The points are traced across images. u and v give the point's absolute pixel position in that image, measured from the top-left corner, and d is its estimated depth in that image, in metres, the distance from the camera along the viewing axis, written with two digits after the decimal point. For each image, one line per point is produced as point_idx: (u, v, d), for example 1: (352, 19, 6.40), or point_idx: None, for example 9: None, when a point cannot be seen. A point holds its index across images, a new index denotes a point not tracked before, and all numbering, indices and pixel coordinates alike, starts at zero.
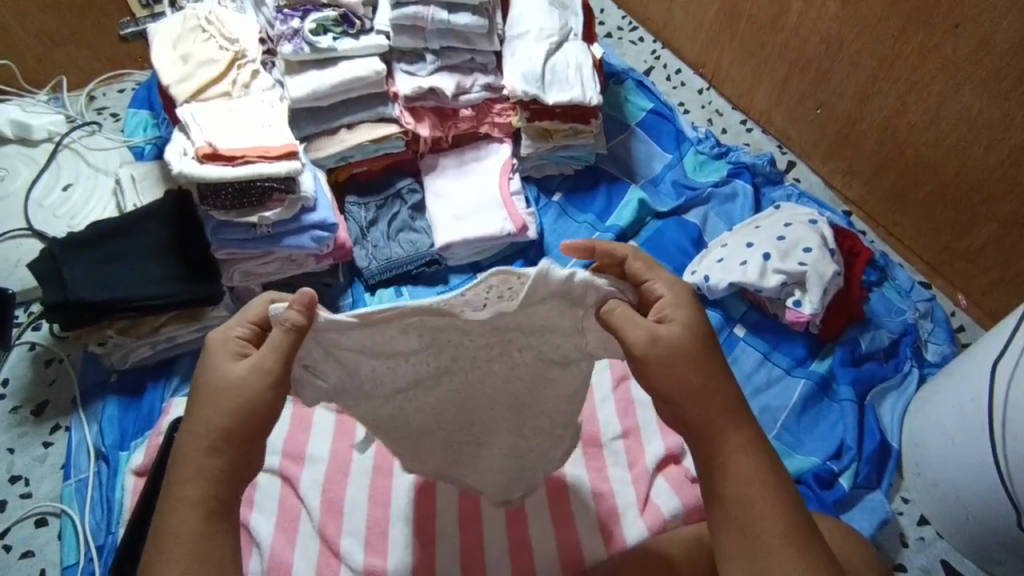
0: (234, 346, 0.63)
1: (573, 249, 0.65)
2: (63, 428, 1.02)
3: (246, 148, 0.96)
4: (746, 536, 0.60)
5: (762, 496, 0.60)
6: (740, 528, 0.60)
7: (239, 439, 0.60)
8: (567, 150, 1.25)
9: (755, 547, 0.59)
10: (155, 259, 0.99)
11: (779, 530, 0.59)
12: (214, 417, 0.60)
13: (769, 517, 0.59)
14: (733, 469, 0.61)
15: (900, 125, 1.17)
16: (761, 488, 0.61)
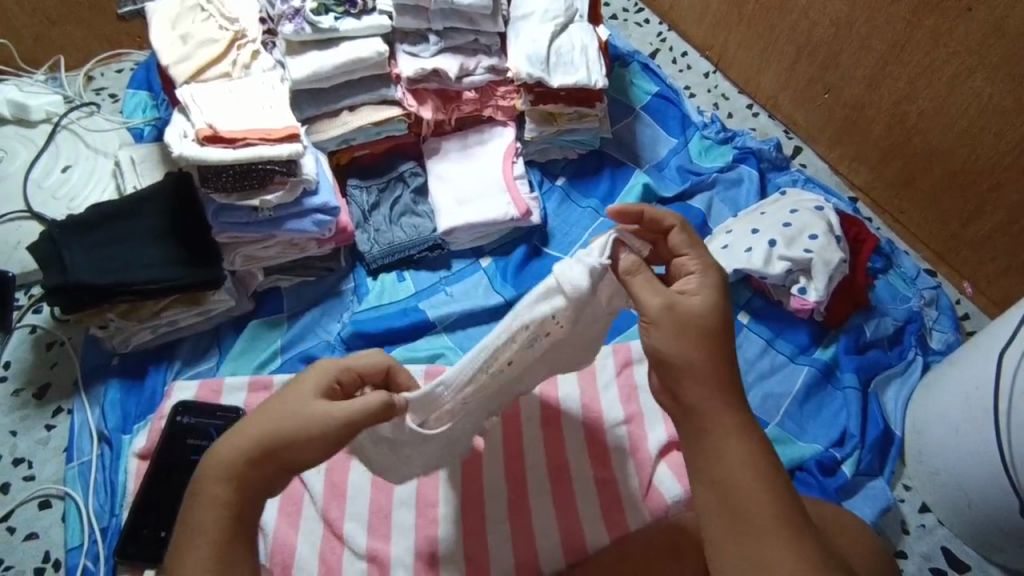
0: (329, 383, 0.67)
1: (623, 214, 0.68)
2: (65, 411, 1.02)
3: (247, 130, 0.94)
4: (736, 521, 0.60)
5: (753, 479, 0.60)
6: (735, 514, 0.60)
7: (275, 464, 0.63)
8: (571, 134, 1.23)
9: (747, 529, 0.59)
10: (156, 243, 0.98)
11: (771, 511, 0.59)
12: (263, 431, 0.62)
13: (763, 498, 0.60)
14: (724, 450, 0.61)
15: (910, 111, 1.16)
16: (754, 470, 0.61)
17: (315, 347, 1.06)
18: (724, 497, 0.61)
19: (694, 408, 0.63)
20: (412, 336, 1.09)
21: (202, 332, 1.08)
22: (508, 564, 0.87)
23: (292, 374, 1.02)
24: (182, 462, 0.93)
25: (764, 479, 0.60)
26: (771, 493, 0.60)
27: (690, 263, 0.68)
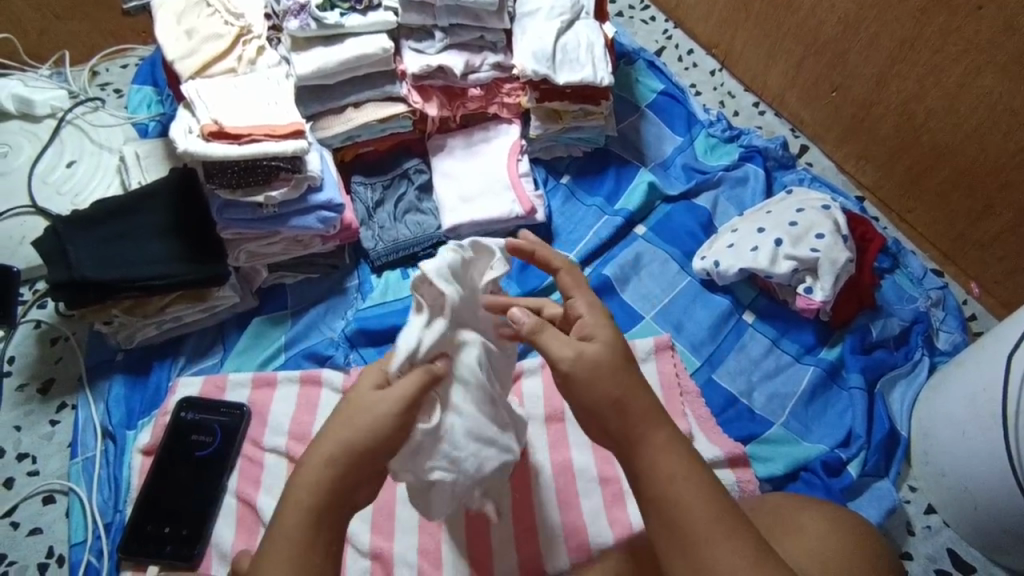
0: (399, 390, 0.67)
1: (518, 251, 0.74)
2: (70, 406, 1.02)
3: (252, 126, 0.94)
4: (675, 534, 0.59)
5: (694, 491, 0.60)
6: (677, 525, 0.59)
7: (360, 466, 0.61)
8: (576, 131, 1.23)
9: (689, 539, 0.59)
10: (161, 238, 0.98)
11: (705, 518, 0.59)
12: (354, 432, 0.61)
13: (701, 506, 0.59)
14: (653, 462, 0.61)
15: (918, 110, 1.15)
16: (691, 481, 0.60)
17: (319, 344, 1.06)
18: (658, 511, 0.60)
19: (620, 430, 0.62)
20: None
21: (206, 328, 1.08)
22: (510, 563, 0.87)
23: (296, 370, 1.02)
24: (186, 457, 0.93)
25: (696, 485, 0.60)
26: (703, 499, 0.60)
27: (578, 305, 0.69)
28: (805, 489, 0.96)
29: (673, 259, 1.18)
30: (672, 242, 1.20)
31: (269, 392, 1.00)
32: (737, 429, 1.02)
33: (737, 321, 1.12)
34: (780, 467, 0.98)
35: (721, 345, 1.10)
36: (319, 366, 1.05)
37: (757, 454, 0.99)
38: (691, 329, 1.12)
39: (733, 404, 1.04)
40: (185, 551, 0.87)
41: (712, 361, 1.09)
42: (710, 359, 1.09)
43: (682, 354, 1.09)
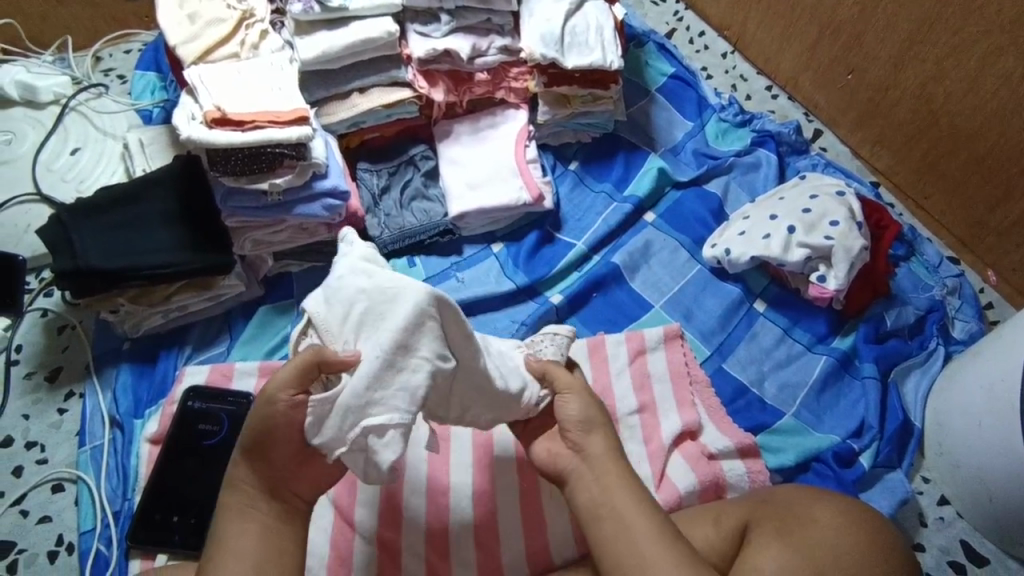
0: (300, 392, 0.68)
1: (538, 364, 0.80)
2: (78, 395, 1.02)
3: (256, 113, 0.92)
4: (614, 548, 0.68)
5: (638, 511, 0.69)
6: (626, 538, 0.68)
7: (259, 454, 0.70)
8: (585, 116, 1.21)
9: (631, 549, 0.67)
10: (165, 226, 0.97)
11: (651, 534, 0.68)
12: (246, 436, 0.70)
13: (650, 525, 0.68)
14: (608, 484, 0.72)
15: (937, 92, 1.12)
16: (637, 501, 0.70)
17: None
18: (604, 528, 0.70)
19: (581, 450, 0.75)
20: None
21: (212, 318, 1.07)
22: (517, 550, 0.87)
23: None
24: (193, 446, 0.93)
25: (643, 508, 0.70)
26: (654, 521, 0.69)
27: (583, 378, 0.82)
28: (817, 480, 0.95)
29: (684, 247, 1.16)
30: (681, 229, 1.18)
31: None
32: (747, 418, 1.00)
33: (748, 309, 1.11)
34: (791, 457, 0.96)
35: (731, 334, 1.09)
36: None
37: (767, 444, 0.98)
38: (701, 317, 1.10)
39: (743, 393, 1.03)
40: (193, 541, 0.87)
41: (722, 350, 1.07)
42: (720, 348, 1.07)
43: (692, 343, 1.07)
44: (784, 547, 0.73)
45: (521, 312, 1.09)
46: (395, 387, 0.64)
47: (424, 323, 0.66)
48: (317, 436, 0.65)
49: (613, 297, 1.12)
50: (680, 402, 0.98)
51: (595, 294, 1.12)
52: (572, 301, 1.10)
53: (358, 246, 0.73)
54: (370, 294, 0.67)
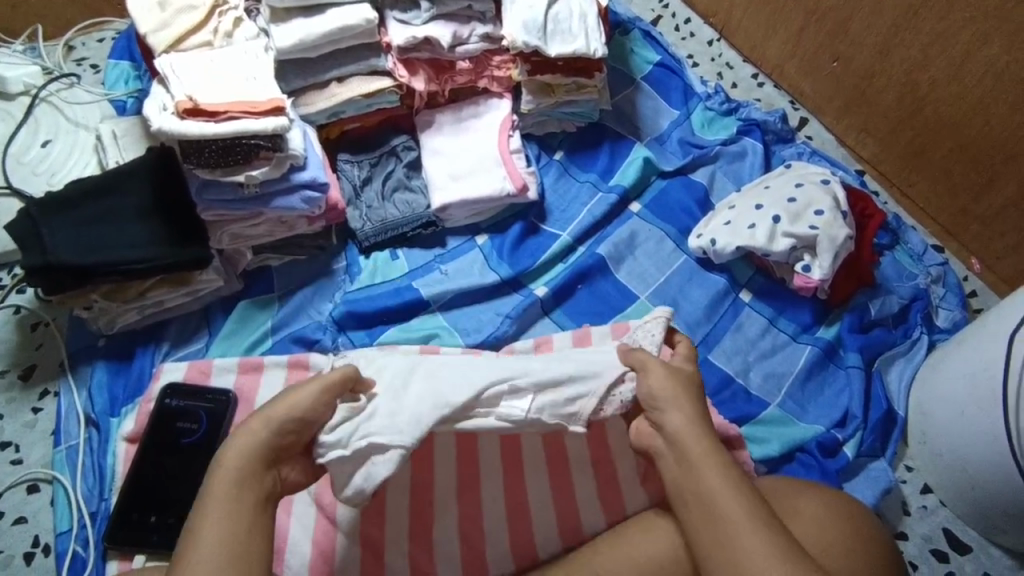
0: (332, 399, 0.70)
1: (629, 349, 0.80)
2: (53, 394, 1.00)
3: (230, 103, 0.90)
4: (706, 536, 0.67)
5: (729, 493, 0.67)
6: (718, 524, 0.66)
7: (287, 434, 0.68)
8: (570, 105, 1.19)
9: (726, 535, 0.66)
10: (139, 219, 0.94)
11: (742, 521, 0.66)
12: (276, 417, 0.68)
13: (741, 506, 0.67)
14: (696, 464, 0.70)
15: (922, 80, 1.12)
16: (728, 482, 0.68)
17: (306, 328, 1.04)
18: (694, 511, 0.69)
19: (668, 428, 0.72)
20: (405, 316, 1.07)
21: (190, 313, 1.05)
22: (502, 546, 0.87)
23: (283, 355, 1.00)
24: (171, 444, 0.92)
25: (729, 486, 0.68)
26: (742, 502, 0.67)
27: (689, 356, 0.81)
28: (801, 471, 0.95)
29: (670, 238, 1.15)
30: (667, 220, 1.17)
31: (257, 377, 0.98)
32: (732, 410, 1.00)
33: (733, 300, 1.10)
34: (776, 448, 0.96)
35: (717, 325, 1.08)
36: (307, 351, 1.03)
37: (752, 435, 0.98)
38: (687, 308, 1.09)
39: (728, 384, 1.03)
40: (172, 541, 0.86)
41: (708, 342, 1.07)
42: (706, 340, 1.07)
43: (677, 334, 1.07)
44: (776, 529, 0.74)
45: (505, 305, 1.08)
46: (408, 415, 0.72)
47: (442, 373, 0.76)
48: (328, 433, 0.69)
49: (598, 288, 1.11)
50: None
51: (581, 286, 1.11)
52: (557, 293, 1.09)
53: None
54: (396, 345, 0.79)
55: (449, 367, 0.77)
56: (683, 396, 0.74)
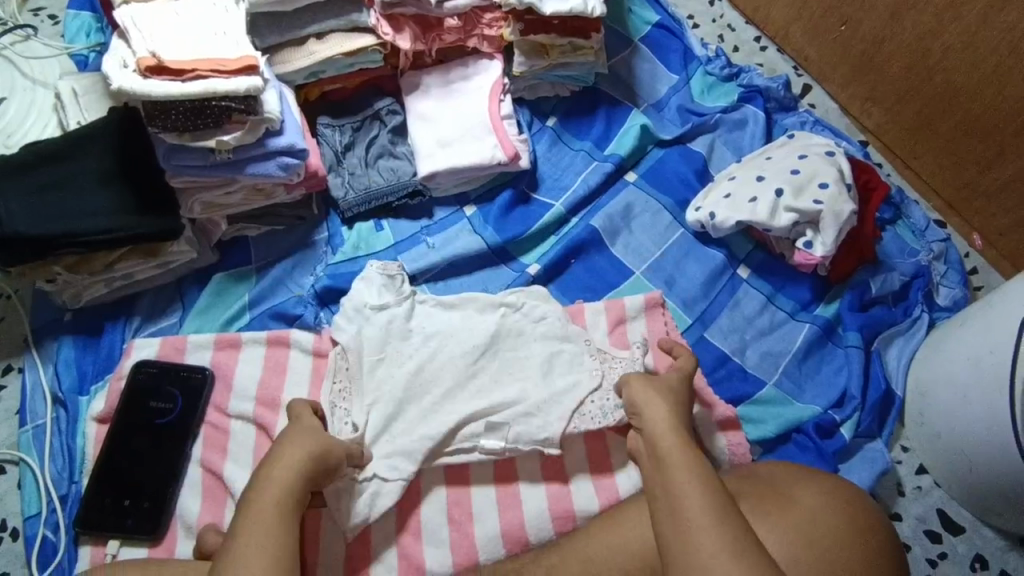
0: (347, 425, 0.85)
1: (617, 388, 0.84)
2: (16, 370, 0.95)
3: (196, 60, 0.83)
4: (667, 526, 0.68)
5: (692, 489, 0.69)
6: (678, 515, 0.67)
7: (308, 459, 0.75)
8: (564, 68, 1.13)
9: (683, 528, 0.67)
10: (104, 187, 0.88)
11: (702, 518, 0.66)
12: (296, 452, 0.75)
13: (700, 501, 0.68)
14: (670, 457, 0.73)
15: (934, 46, 1.06)
16: (693, 476, 0.70)
17: (287, 303, 0.99)
18: (659, 500, 0.70)
19: (649, 427, 0.77)
20: None
21: (162, 286, 1.00)
22: (491, 531, 0.85)
23: (262, 331, 0.95)
24: (145, 424, 0.87)
25: (696, 482, 0.69)
26: (704, 495, 0.68)
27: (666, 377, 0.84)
28: (797, 452, 0.94)
29: (666, 210, 1.11)
30: (663, 191, 1.13)
31: (234, 354, 0.93)
32: (727, 389, 0.97)
33: (731, 276, 1.07)
34: (773, 429, 0.94)
35: (714, 302, 1.05)
36: (288, 327, 0.98)
37: (748, 416, 0.95)
38: (684, 284, 1.06)
39: (724, 363, 1.00)
40: (148, 525, 0.82)
41: (704, 319, 1.03)
42: (702, 317, 1.03)
43: (674, 312, 1.03)
44: (764, 524, 0.72)
45: (496, 281, 1.04)
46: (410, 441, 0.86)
47: (439, 373, 0.91)
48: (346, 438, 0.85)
49: (593, 263, 1.06)
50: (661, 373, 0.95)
51: (575, 261, 1.06)
52: (550, 268, 1.05)
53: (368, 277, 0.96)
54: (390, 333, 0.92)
55: (451, 345, 0.93)
56: (668, 401, 0.79)
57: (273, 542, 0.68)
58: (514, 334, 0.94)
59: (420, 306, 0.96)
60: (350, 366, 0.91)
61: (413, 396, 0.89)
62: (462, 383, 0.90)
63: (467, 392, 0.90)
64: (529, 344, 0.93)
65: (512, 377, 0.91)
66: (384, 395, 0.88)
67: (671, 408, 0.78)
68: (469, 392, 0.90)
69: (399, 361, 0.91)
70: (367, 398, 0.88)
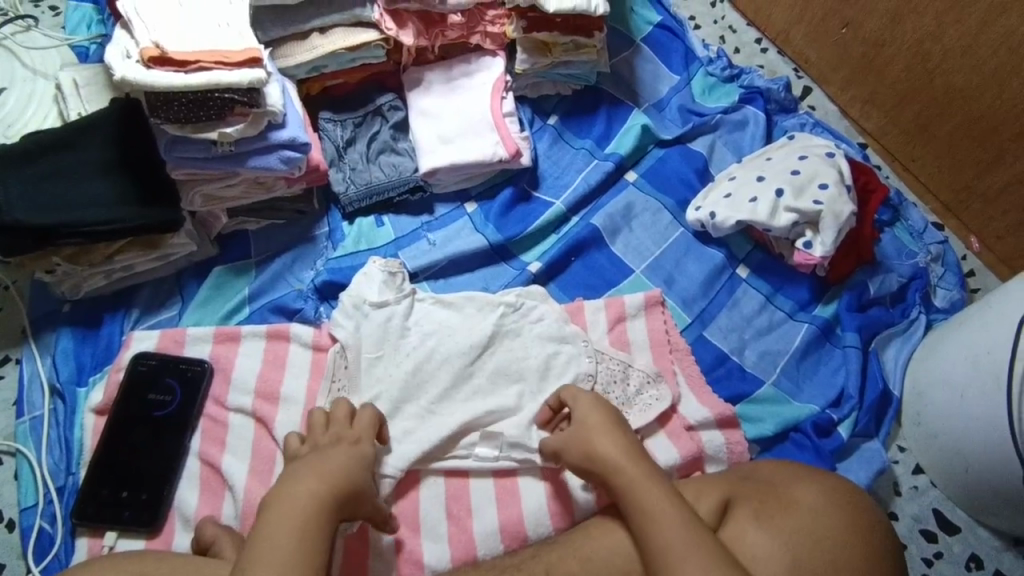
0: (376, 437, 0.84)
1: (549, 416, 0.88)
2: (13, 361, 0.94)
3: (201, 51, 0.82)
4: (649, 563, 0.68)
5: (665, 526, 0.68)
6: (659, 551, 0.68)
7: (332, 475, 0.72)
8: (565, 67, 1.13)
9: (665, 562, 0.67)
10: (105, 177, 0.88)
11: (683, 549, 0.67)
12: (319, 475, 0.72)
13: (676, 535, 0.68)
14: (635, 488, 0.73)
15: (934, 50, 1.07)
16: (665, 507, 0.70)
17: (286, 297, 0.99)
18: (637, 538, 0.70)
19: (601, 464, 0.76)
20: None
21: (162, 278, 0.99)
22: (489, 526, 0.85)
23: (261, 325, 0.95)
24: (143, 417, 0.87)
25: (672, 514, 0.69)
26: (678, 526, 0.68)
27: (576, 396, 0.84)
28: (794, 451, 0.94)
29: (666, 210, 1.11)
30: (663, 191, 1.13)
31: (233, 348, 0.93)
32: (726, 388, 0.98)
33: (730, 276, 1.07)
34: (771, 427, 0.94)
35: (713, 301, 1.05)
36: (288, 321, 0.98)
37: (746, 414, 0.96)
38: (683, 283, 1.06)
39: (723, 362, 1.00)
40: (146, 517, 0.82)
41: (703, 318, 1.04)
42: (701, 316, 1.04)
43: (673, 310, 1.04)
44: (763, 528, 0.73)
45: (496, 278, 1.04)
46: (411, 437, 0.87)
47: (443, 373, 0.91)
48: None
49: (593, 261, 1.07)
50: (661, 372, 0.95)
51: (575, 259, 1.06)
52: (551, 266, 1.05)
53: (367, 272, 0.96)
54: (387, 330, 0.92)
55: (449, 342, 0.93)
56: (613, 427, 0.79)
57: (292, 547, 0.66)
58: (514, 334, 0.95)
59: (419, 304, 0.96)
60: (348, 365, 0.91)
61: (408, 395, 0.90)
62: (458, 383, 0.91)
63: (461, 395, 0.91)
64: (527, 344, 0.94)
65: (510, 376, 0.92)
66: (381, 395, 0.89)
67: (619, 436, 0.78)
68: (466, 393, 0.91)
69: (399, 356, 0.91)
70: (364, 398, 0.89)
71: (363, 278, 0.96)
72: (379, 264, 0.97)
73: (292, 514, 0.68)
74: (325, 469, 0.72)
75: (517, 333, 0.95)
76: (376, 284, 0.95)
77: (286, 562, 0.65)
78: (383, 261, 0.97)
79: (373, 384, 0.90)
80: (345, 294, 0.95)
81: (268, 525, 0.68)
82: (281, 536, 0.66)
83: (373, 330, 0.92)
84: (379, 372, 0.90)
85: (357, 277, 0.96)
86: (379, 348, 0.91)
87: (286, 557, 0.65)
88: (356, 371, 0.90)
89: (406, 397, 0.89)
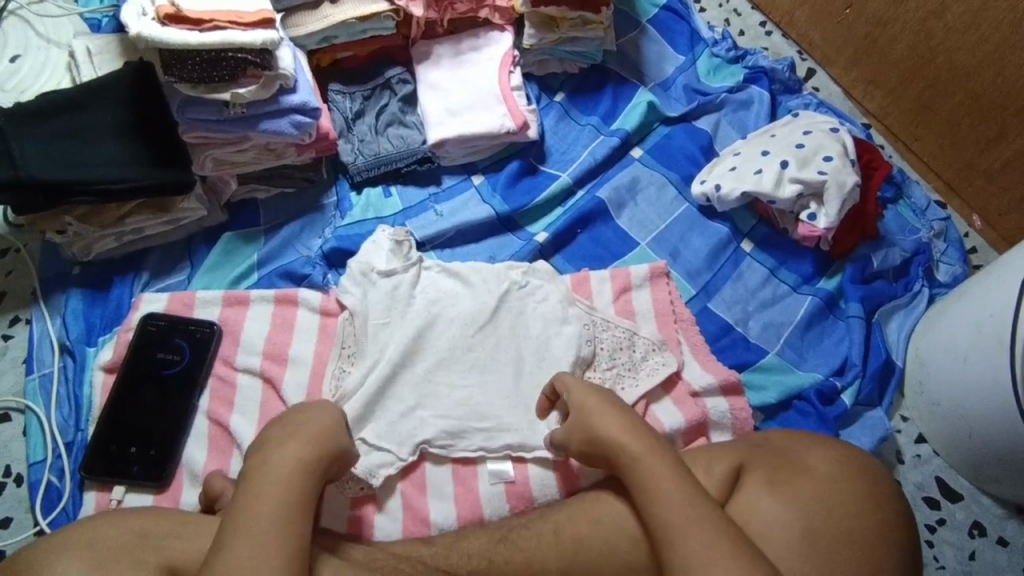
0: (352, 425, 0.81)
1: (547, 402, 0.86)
2: (24, 321, 0.95)
3: (216, 11, 0.84)
4: (653, 539, 0.68)
5: (681, 501, 0.67)
6: (665, 525, 0.66)
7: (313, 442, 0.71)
8: (572, 44, 1.14)
9: (670, 539, 0.66)
10: (116, 139, 0.88)
11: (687, 521, 0.66)
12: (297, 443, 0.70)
13: (681, 511, 0.67)
14: (635, 465, 0.71)
15: (936, 27, 1.08)
16: (673, 472, 0.69)
17: (295, 263, 1.00)
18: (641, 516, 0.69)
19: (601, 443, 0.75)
20: None
21: (172, 243, 1.00)
22: (494, 486, 0.86)
23: (269, 289, 0.96)
24: (151, 376, 0.88)
25: (676, 487, 0.68)
26: (683, 500, 0.67)
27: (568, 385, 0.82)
28: (798, 418, 0.95)
29: (671, 184, 1.12)
30: (669, 166, 1.14)
31: (241, 311, 0.94)
32: (730, 356, 0.99)
33: (735, 250, 1.08)
34: (775, 395, 0.95)
35: (718, 274, 1.06)
36: (296, 286, 0.98)
37: (750, 382, 0.97)
38: (688, 256, 1.07)
39: (727, 332, 1.01)
40: (153, 472, 0.83)
41: (708, 290, 1.04)
42: (706, 288, 1.05)
43: (678, 282, 1.04)
44: (776, 495, 0.73)
45: (501, 249, 1.05)
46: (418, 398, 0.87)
47: (449, 338, 0.92)
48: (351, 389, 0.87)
49: (599, 234, 1.07)
50: (666, 340, 0.96)
51: (580, 231, 1.07)
52: (557, 238, 1.05)
53: (375, 242, 0.97)
54: (394, 295, 0.93)
55: (455, 308, 0.94)
56: (613, 406, 0.77)
57: (289, 503, 0.65)
58: (518, 308, 0.95)
59: (426, 272, 0.97)
60: (355, 330, 0.92)
61: (416, 357, 0.90)
62: (465, 348, 0.92)
63: (465, 358, 0.92)
64: (534, 310, 0.95)
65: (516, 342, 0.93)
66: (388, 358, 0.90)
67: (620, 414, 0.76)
68: (473, 357, 0.92)
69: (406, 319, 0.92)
70: (371, 362, 0.89)
71: (371, 249, 0.96)
72: (387, 233, 0.98)
73: (295, 470, 0.68)
74: (305, 435, 0.71)
75: (523, 301, 0.96)
76: (383, 254, 0.96)
77: (270, 518, 0.63)
78: (392, 231, 0.98)
79: (380, 347, 0.90)
80: (353, 262, 0.95)
81: (261, 479, 0.67)
82: (269, 494, 0.65)
83: (381, 293, 0.93)
84: (386, 336, 0.91)
85: (365, 245, 0.97)
86: (387, 312, 0.92)
87: (279, 512, 0.64)
88: (364, 334, 0.91)
89: (413, 359, 0.90)
